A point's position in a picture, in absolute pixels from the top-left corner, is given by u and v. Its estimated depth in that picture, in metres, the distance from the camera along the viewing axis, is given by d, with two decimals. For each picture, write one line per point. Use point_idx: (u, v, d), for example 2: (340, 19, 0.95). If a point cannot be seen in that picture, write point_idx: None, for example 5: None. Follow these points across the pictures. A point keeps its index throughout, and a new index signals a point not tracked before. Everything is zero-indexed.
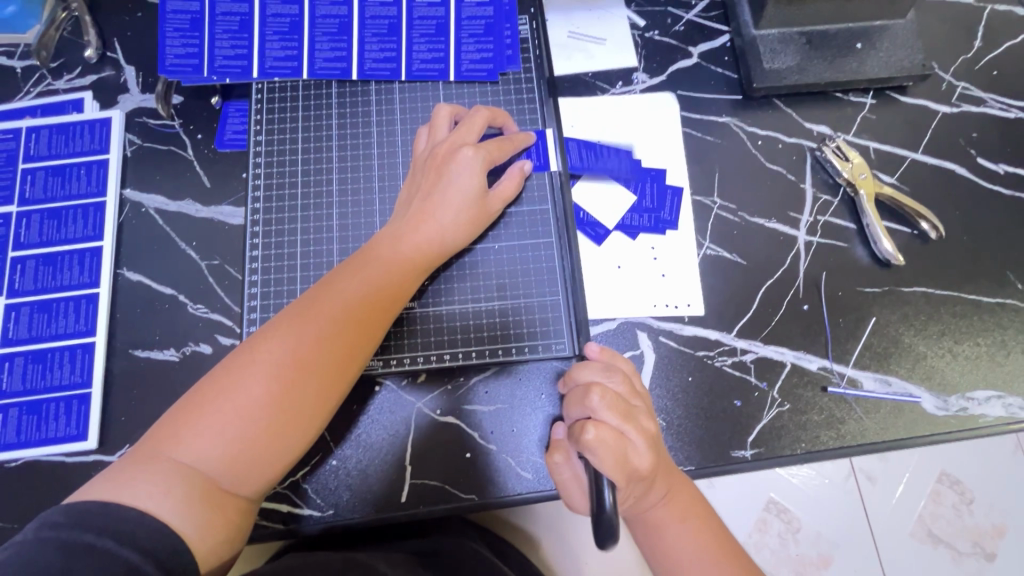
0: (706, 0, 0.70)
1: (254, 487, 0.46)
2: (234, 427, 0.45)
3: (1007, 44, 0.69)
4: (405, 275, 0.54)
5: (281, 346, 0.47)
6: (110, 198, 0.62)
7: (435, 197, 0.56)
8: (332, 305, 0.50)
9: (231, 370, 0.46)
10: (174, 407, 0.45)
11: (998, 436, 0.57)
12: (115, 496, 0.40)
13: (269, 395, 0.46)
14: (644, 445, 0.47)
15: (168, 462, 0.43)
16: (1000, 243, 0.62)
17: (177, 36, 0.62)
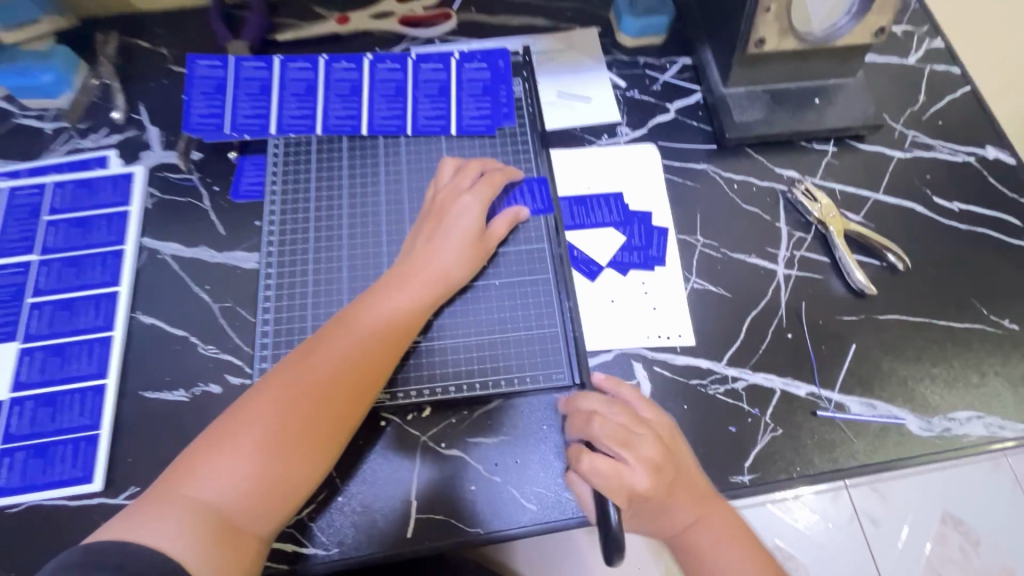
0: (679, 64, 0.78)
1: (268, 523, 0.46)
2: (249, 460, 0.46)
3: (947, 98, 0.78)
4: (413, 310, 0.57)
5: (295, 380, 0.50)
6: (128, 246, 0.66)
7: (437, 240, 0.60)
8: (344, 341, 0.53)
9: (247, 406, 0.49)
10: (192, 446, 0.47)
11: (982, 455, 0.60)
12: (131, 534, 0.41)
13: (283, 429, 0.48)
14: (642, 465, 0.52)
15: (185, 497, 0.44)
16: (963, 272, 0.67)
17: (202, 99, 0.68)
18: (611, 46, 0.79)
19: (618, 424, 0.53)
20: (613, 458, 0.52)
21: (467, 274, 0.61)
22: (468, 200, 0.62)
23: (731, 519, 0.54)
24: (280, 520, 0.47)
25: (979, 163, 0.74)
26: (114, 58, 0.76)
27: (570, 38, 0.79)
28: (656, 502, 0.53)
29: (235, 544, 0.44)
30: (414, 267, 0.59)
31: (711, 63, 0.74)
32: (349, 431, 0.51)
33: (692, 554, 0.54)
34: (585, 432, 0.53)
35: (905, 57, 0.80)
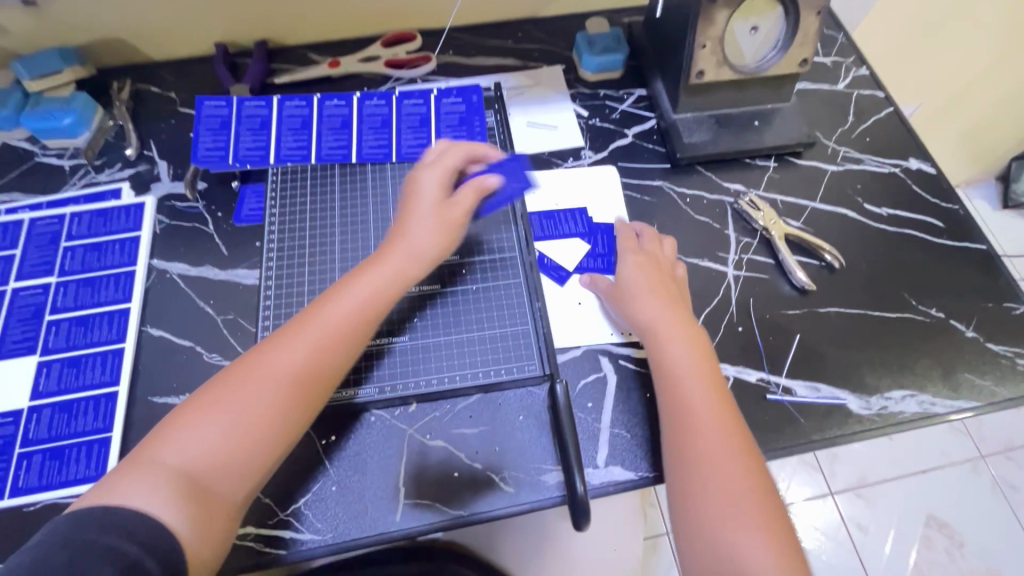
0: (635, 95, 0.88)
1: (238, 485, 0.51)
2: (218, 428, 0.51)
3: (874, 118, 0.88)
4: (375, 291, 0.60)
5: (263, 355, 0.55)
6: (139, 267, 0.72)
7: (405, 220, 0.64)
8: (309, 321, 0.58)
9: (221, 379, 0.54)
10: (171, 415, 0.53)
11: (916, 429, 0.66)
12: (117, 489, 0.47)
13: (246, 397, 0.53)
14: (681, 353, 0.62)
15: (159, 458, 0.49)
16: (893, 269, 0.75)
17: (208, 135, 0.75)
18: (574, 81, 0.89)
19: (684, 348, 0.63)
20: (648, 331, 0.64)
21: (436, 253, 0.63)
22: (429, 179, 0.65)
23: (748, 480, 0.54)
24: (252, 481, 0.52)
25: (904, 173, 0.83)
26: (128, 102, 0.84)
27: (538, 75, 0.89)
28: (682, 396, 0.59)
29: (207, 501, 0.49)
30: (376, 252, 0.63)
31: (662, 93, 0.84)
32: (314, 402, 0.56)
33: (691, 499, 0.54)
34: (616, 290, 0.68)
35: (835, 84, 0.90)
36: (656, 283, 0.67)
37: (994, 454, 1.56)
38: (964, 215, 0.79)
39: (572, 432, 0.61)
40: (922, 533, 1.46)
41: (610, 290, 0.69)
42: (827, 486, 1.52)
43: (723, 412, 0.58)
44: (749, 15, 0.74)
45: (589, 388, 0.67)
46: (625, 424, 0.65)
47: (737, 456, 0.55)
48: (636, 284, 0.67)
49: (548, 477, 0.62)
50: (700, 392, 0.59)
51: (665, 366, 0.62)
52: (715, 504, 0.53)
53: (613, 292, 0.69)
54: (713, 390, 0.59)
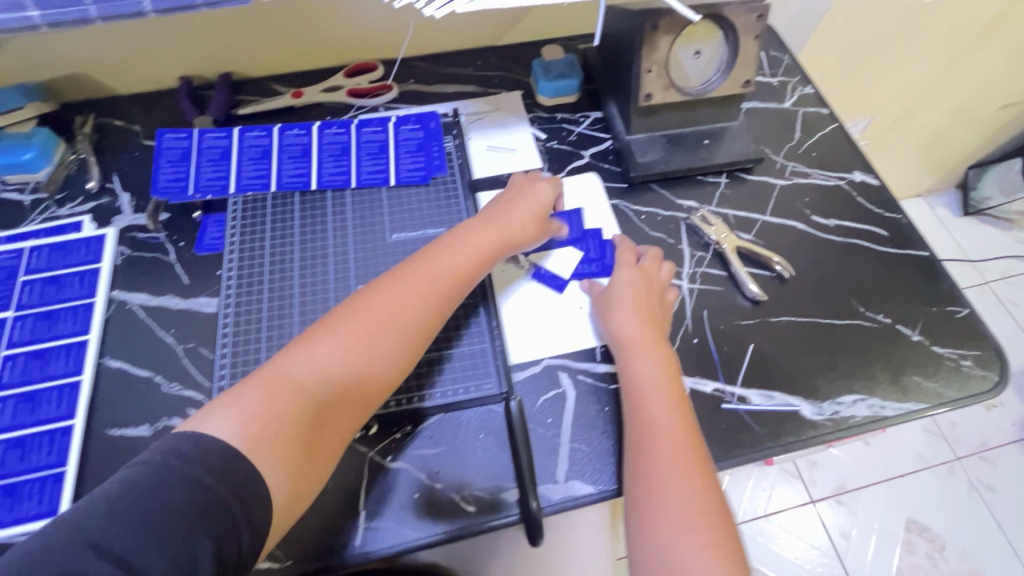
0: (591, 118, 0.91)
1: (342, 420, 0.56)
2: (347, 358, 0.57)
3: (819, 134, 0.91)
4: (471, 254, 0.67)
5: (380, 297, 0.61)
6: (99, 299, 0.72)
7: (507, 208, 0.72)
8: (426, 273, 0.64)
9: (354, 312, 0.60)
10: (300, 337, 0.58)
11: (867, 433, 0.68)
12: (235, 411, 0.51)
13: (387, 334, 0.59)
14: (649, 366, 0.64)
15: (285, 374, 0.55)
16: (841, 277, 0.78)
17: (169, 167, 0.77)
18: (532, 106, 0.92)
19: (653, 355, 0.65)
20: (620, 340, 0.67)
21: (520, 236, 0.71)
22: (543, 192, 0.75)
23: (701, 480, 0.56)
24: (352, 420, 0.57)
25: (849, 186, 0.86)
26: (91, 135, 0.86)
27: (497, 100, 0.92)
28: (644, 408, 0.61)
29: (316, 432, 0.54)
30: (487, 223, 0.70)
31: (615, 115, 0.87)
32: (417, 348, 0.61)
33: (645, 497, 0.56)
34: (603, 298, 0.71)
35: (782, 102, 0.94)
36: (638, 292, 0.69)
37: (968, 456, 1.58)
38: (907, 224, 0.82)
39: (529, 462, 0.62)
40: (903, 538, 1.47)
41: (596, 300, 0.72)
42: (808, 494, 1.53)
43: (683, 424, 0.59)
44: (692, 40, 0.77)
45: (548, 404, 0.68)
46: (584, 439, 0.65)
47: (690, 469, 0.56)
48: (617, 293, 0.70)
49: (509, 495, 0.62)
50: (663, 406, 0.61)
51: (633, 377, 0.64)
52: (662, 514, 0.54)
53: (597, 301, 0.72)
54: (676, 403, 0.61)
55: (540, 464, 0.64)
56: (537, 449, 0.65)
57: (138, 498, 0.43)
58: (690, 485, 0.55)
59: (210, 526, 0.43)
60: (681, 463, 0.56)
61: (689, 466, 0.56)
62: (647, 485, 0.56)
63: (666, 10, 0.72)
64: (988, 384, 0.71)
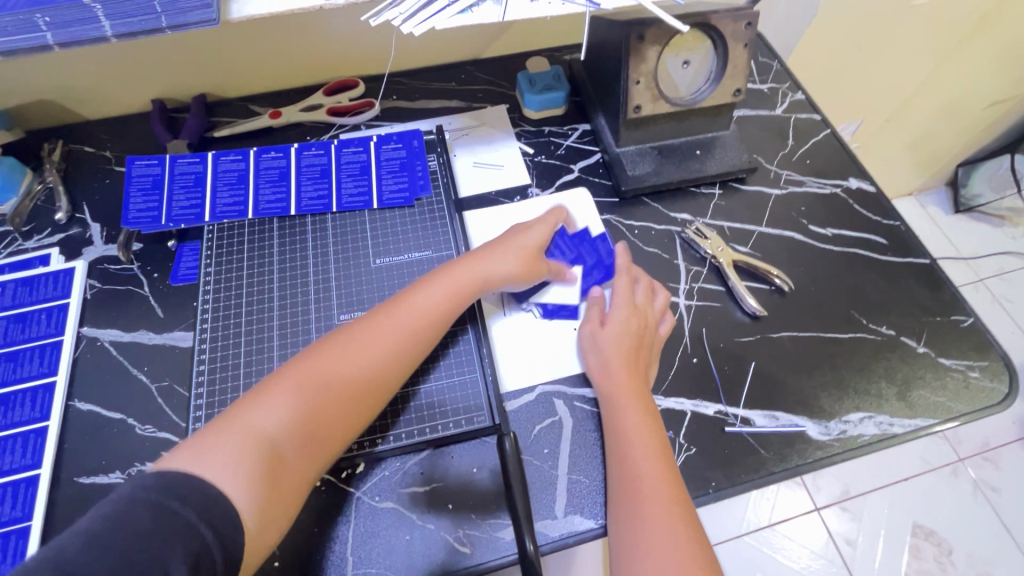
0: (579, 131, 0.88)
1: (305, 469, 0.52)
2: (319, 402, 0.53)
3: (812, 140, 0.89)
4: (453, 290, 0.64)
5: (358, 339, 0.58)
6: (67, 336, 0.69)
7: (495, 244, 0.69)
8: (406, 311, 0.61)
9: (329, 353, 0.57)
10: (273, 374, 0.55)
11: (876, 452, 0.65)
12: (200, 456, 0.47)
13: (359, 376, 0.56)
14: (631, 418, 0.60)
15: (253, 417, 0.51)
16: (841, 288, 0.76)
17: (140, 196, 0.74)
18: (518, 119, 0.89)
19: (639, 409, 0.61)
20: (606, 387, 0.63)
21: (505, 272, 0.67)
22: (532, 236, 0.70)
23: (689, 528, 0.53)
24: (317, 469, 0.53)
25: (844, 193, 0.84)
26: (59, 163, 0.82)
27: (482, 115, 0.89)
28: (625, 467, 0.57)
29: (278, 477, 0.49)
30: (469, 259, 0.67)
31: (604, 128, 0.84)
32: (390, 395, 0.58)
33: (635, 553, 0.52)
34: (594, 337, 0.67)
35: (773, 109, 0.92)
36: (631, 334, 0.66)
37: (971, 457, 1.56)
38: (906, 231, 0.80)
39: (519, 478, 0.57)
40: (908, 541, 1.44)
41: (590, 334, 0.67)
42: (812, 502, 1.50)
43: (667, 482, 0.56)
44: (680, 50, 0.75)
45: (544, 433, 0.64)
46: (583, 470, 0.62)
47: (677, 533, 0.52)
48: (611, 336, 0.65)
49: (504, 533, 0.59)
50: (647, 464, 0.57)
51: (615, 432, 0.61)
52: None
53: (592, 336, 0.67)
54: (660, 459, 0.58)
55: (536, 499, 0.61)
56: (533, 483, 0.62)
57: (112, 521, 0.39)
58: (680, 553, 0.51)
59: (184, 549, 0.39)
60: (667, 529, 0.53)
61: (678, 529, 0.53)
62: (634, 553, 0.52)
63: (652, 21, 0.69)
64: (997, 396, 0.68)
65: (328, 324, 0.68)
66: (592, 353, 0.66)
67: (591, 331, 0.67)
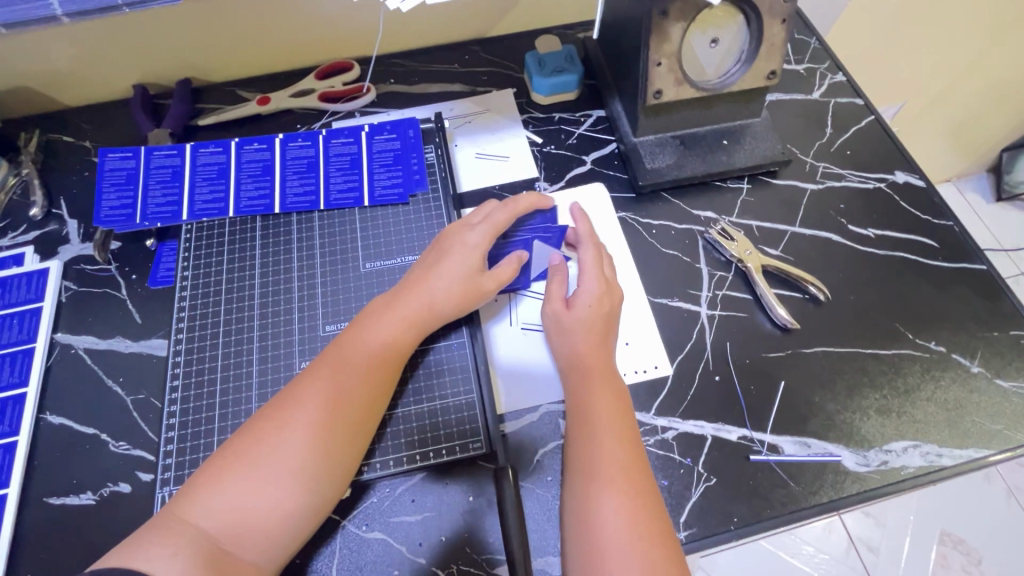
0: (593, 117, 0.80)
1: (266, 557, 0.47)
2: (263, 486, 0.48)
3: (854, 128, 0.80)
4: (400, 323, 0.58)
5: (295, 406, 0.51)
6: (39, 343, 0.64)
7: (436, 265, 0.61)
8: (348, 362, 0.55)
9: (263, 427, 0.50)
10: (203, 468, 0.49)
11: (922, 487, 0.58)
12: (132, 561, 0.43)
13: (300, 448, 0.49)
14: (599, 400, 0.55)
15: (188, 521, 0.46)
16: (885, 299, 0.67)
17: (113, 191, 0.69)
18: (526, 105, 0.81)
19: (612, 401, 0.56)
20: (573, 373, 0.58)
21: (452, 297, 0.59)
22: (471, 237, 0.62)
23: (653, 526, 0.48)
24: (281, 550, 0.48)
25: (890, 189, 0.75)
26: (35, 154, 0.77)
27: (487, 101, 0.82)
28: (589, 449, 0.53)
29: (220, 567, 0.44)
30: (410, 288, 0.60)
31: (621, 114, 0.76)
32: (350, 457, 0.52)
33: (597, 554, 0.47)
34: (561, 312, 0.61)
35: (810, 93, 0.83)
36: (598, 315, 0.60)
37: None
38: (960, 233, 0.71)
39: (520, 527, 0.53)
40: (933, 552, 1.14)
41: (553, 315, 0.61)
42: None
43: (632, 471, 0.51)
44: (708, 27, 0.66)
45: (548, 459, 0.59)
46: None
47: (640, 516, 0.49)
48: (575, 320, 0.59)
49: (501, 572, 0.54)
50: (612, 446, 0.52)
51: (581, 411, 0.56)
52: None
53: (555, 317, 0.61)
54: (626, 447, 0.53)
55: (535, 533, 0.55)
56: (532, 515, 0.56)
57: None
58: (644, 541, 0.47)
59: None
60: (632, 518, 0.48)
61: (644, 519, 0.49)
62: (597, 548, 0.48)
63: None
64: None
65: (312, 336, 0.62)
66: (557, 338, 0.60)
67: (555, 311, 0.61)
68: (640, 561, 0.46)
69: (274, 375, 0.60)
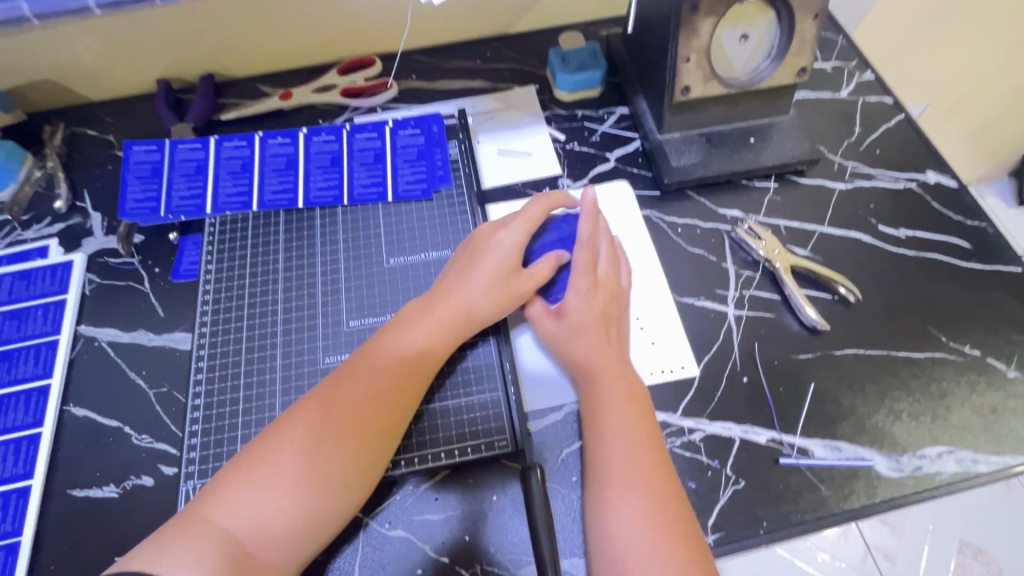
0: (617, 114, 0.79)
1: (288, 557, 0.46)
2: (288, 488, 0.47)
3: (883, 127, 0.79)
4: (430, 330, 0.57)
5: (323, 408, 0.51)
6: (63, 335, 0.64)
7: (474, 268, 0.60)
8: (379, 365, 0.54)
9: (281, 430, 0.49)
10: (227, 467, 0.48)
11: (957, 493, 0.57)
12: (155, 563, 0.42)
13: (323, 451, 0.49)
14: (614, 404, 0.54)
15: (212, 520, 0.45)
16: (918, 301, 0.66)
17: (138, 184, 0.70)
18: (549, 102, 0.81)
19: (630, 408, 0.54)
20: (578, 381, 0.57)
21: (490, 306, 0.58)
22: (505, 237, 0.61)
23: (679, 531, 0.47)
24: (303, 552, 0.47)
25: (921, 189, 0.73)
26: (60, 148, 0.77)
27: (509, 97, 0.81)
28: (607, 455, 0.52)
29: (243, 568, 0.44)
30: (444, 293, 0.59)
31: (645, 112, 0.75)
32: (375, 464, 0.51)
33: (619, 562, 0.46)
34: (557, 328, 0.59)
35: (837, 91, 0.82)
36: (592, 316, 0.58)
37: None
38: (994, 234, 0.70)
39: (547, 527, 0.53)
40: (953, 561, 0.98)
41: (547, 332, 0.60)
42: None
43: (655, 475, 0.50)
44: (738, 22, 0.65)
45: (573, 458, 0.58)
46: None
47: (665, 521, 0.47)
48: (562, 330, 0.59)
49: (525, 573, 0.53)
50: (631, 449, 0.51)
51: (593, 416, 0.55)
52: None
53: (548, 333, 0.60)
54: (648, 451, 0.52)
55: (561, 534, 0.54)
56: (557, 515, 0.55)
57: None
58: (669, 546, 0.46)
59: None
60: (655, 523, 0.47)
61: (668, 525, 0.47)
62: (620, 555, 0.46)
63: None
64: None
65: (336, 331, 0.62)
66: (554, 352, 0.60)
67: (546, 327, 0.60)
68: (665, 565, 0.45)
69: (298, 370, 0.60)
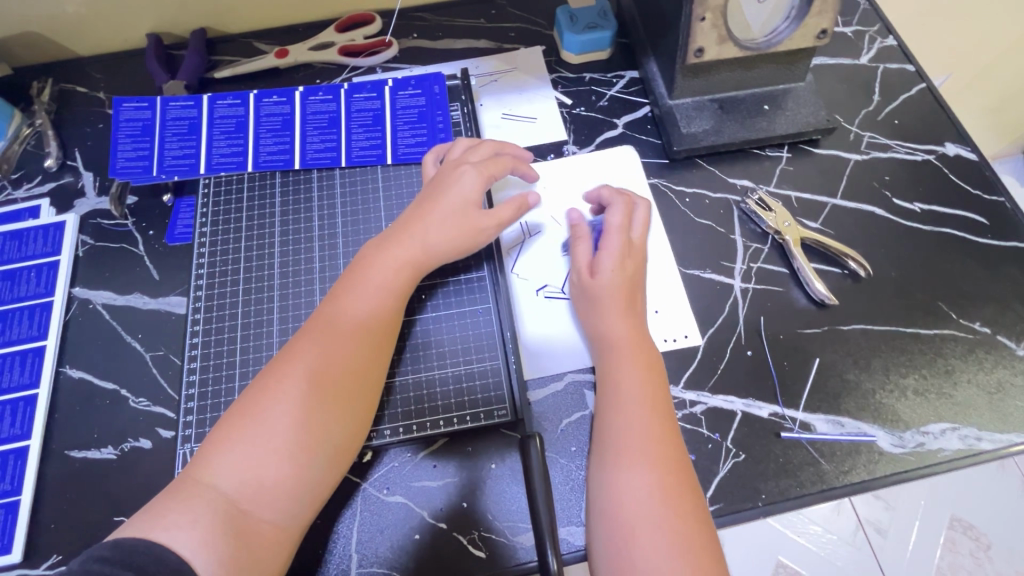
0: (626, 78, 0.76)
1: (286, 519, 0.46)
2: (271, 444, 0.46)
3: (903, 97, 0.75)
4: (398, 284, 0.56)
5: (296, 366, 0.49)
6: (57, 297, 0.63)
7: (428, 207, 0.58)
8: (338, 315, 0.53)
9: (258, 397, 0.48)
10: (214, 432, 0.47)
11: (957, 470, 0.56)
12: (151, 532, 0.41)
13: (308, 409, 0.48)
14: (630, 376, 0.53)
15: (206, 484, 0.44)
16: (930, 277, 0.64)
17: (129, 142, 0.68)
18: (556, 64, 0.77)
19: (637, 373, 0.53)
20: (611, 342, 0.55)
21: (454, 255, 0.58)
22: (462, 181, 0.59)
23: (684, 500, 0.47)
24: (301, 511, 0.47)
25: (940, 161, 0.71)
26: (49, 105, 0.75)
27: (514, 58, 0.78)
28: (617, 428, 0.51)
29: (239, 530, 0.43)
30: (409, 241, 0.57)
31: (656, 75, 0.72)
32: (359, 417, 0.51)
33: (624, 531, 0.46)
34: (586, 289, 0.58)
35: (857, 57, 0.78)
36: (624, 281, 0.57)
37: None
38: (1011, 209, 0.68)
39: (546, 497, 0.52)
40: (942, 537, 0.97)
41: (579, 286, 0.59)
42: None
43: (661, 446, 0.49)
44: None
45: (572, 429, 0.57)
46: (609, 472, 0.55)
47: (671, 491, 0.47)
48: (602, 286, 0.57)
49: (523, 540, 0.53)
50: (643, 421, 0.50)
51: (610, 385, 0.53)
52: (646, 553, 0.45)
53: (581, 288, 0.59)
54: (658, 422, 0.50)
55: (560, 503, 0.54)
56: (556, 484, 0.55)
57: None
58: (675, 519, 0.46)
59: None
60: (661, 494, 0.47)
61: (677, 496, 0.47)
62: (626, 523, 0.46)
63: None
64: None
65: None
66: (588, 318, 0.58)
67: (579, 281, 0.59)
68: (670, 537, 0.45)
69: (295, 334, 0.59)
